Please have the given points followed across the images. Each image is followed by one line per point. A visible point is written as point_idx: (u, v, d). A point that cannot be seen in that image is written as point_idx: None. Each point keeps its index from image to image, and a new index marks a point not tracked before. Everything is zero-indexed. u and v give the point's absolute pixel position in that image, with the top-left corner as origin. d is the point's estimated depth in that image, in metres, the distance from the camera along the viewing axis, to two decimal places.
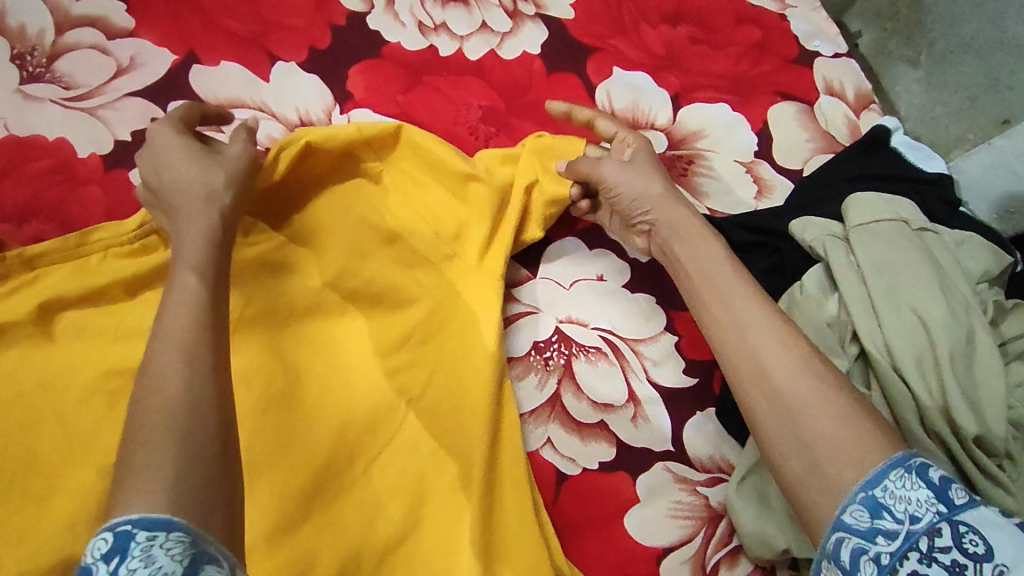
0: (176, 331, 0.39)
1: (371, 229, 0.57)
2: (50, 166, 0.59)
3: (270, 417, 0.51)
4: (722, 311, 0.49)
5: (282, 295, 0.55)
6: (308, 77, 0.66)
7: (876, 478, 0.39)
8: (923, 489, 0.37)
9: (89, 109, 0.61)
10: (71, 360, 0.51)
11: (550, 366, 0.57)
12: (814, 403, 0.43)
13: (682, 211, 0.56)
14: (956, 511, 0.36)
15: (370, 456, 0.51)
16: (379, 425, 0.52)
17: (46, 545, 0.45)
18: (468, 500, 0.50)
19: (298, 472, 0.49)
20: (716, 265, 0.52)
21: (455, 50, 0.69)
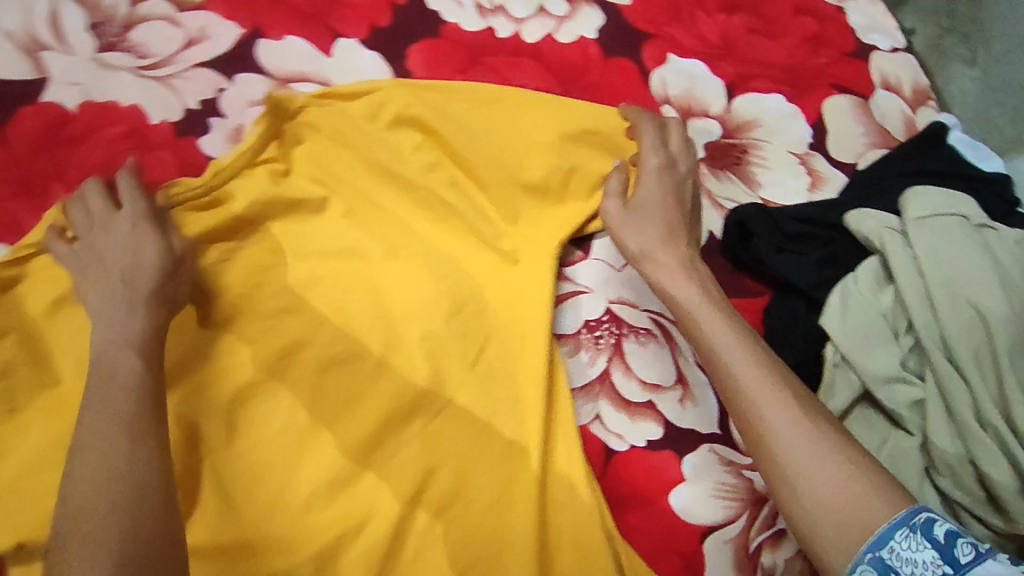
0: (128, 415, 0.42)
1: (431, 205, 0.62)
2: (124, 132, 0.63)
3: (332, 376, 0.56)
4: (714, 367, 0.48)
5: (350, 269, 0.60)
6: (369, 55, 0.67)
7: (882, 537, 0.39)
8: (928, 549, 0.38)
9: (159, 78, 0.64)
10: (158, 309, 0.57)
11: (600, 345, 0.59)
12: (807, 464, 0.42)
13: (659, 247, 0.56)
14: (961, 570, 0.37)
15: (426, 418, 0.55)
16: (438, 389, 0.56)
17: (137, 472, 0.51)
18: (517, 465, 0.53)
19: (359, 426, 0.54)
20: (703, 313, 0.51)
21: (513, 32, 0.69)
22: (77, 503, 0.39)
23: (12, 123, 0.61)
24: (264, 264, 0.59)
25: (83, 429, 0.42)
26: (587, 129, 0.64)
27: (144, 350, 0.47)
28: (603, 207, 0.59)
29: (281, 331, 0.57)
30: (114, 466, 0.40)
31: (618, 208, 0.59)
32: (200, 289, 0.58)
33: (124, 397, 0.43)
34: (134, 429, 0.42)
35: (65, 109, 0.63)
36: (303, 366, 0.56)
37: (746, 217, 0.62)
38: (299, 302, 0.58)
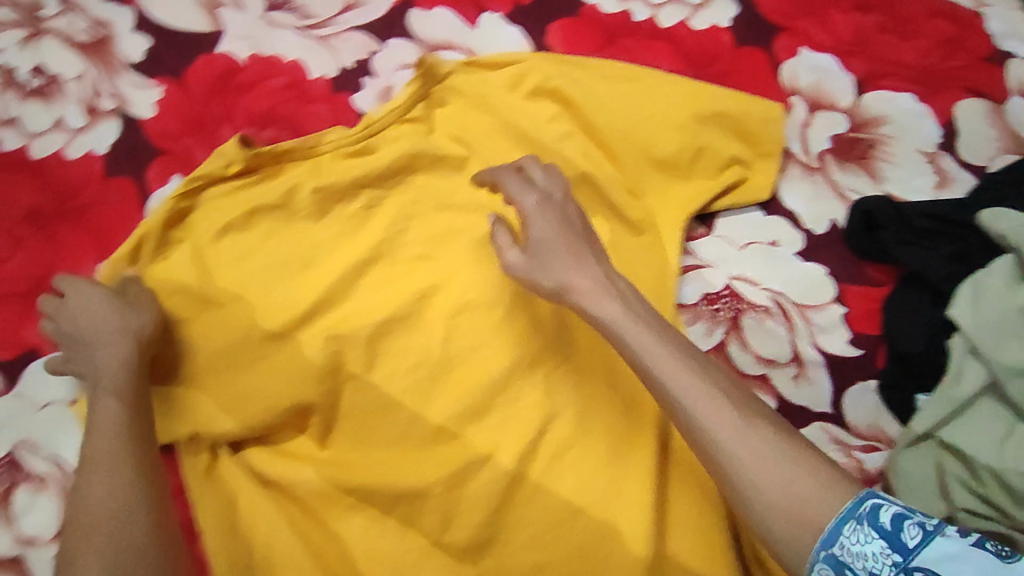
0: (106, 456, 0.52)
1: (562, 175, 0.66)
2: (287, 83, 0.68)
3: (462, 320, 0.62)
4: (658, 386, 0.48)
5: (482, 228, 0.65)
6: (512, 29, 0.71)
7: (832, 535, 0.42)
8: (876, 540, 0.41)
9: (320, 37, 0.70)
10: (314, 245, 0.63)
11: (718, 317, 0.63)
12: (759, 482, 0.44)
13: (573, 274, 0.53)
14: (910, 556, 0.41)
15: (550, 367, 0.61)
16: (563, 341, 0.62)
17: (294, 382, 0.59)
18: (631, 419, 0.60)
19: (488, 366, 0.60)
20: (631, 329, 0.50)
21: (649, 17, 0.71)
22: (78, 527, 0.49)
23: (192, 70, 0.68)
24: (406, 215, 0.65)
25: (81, 473, 0.52)
26: (718, 112, 0.66)
27: (121, 395, 0.55)
28: (504, 253, 0.56)
29: (423, 274, 0.63)
30: (92, 501, 0.50)
31: (507, 240, 0.57)
32: (351, 230, 0.64)
33: (101, 440, 0.53)
34: (115, 468, 0.52)
35: (235, 59, 0.69)
36: (439, 308, 0.62)
37: (872, 208, 0.64)
38: (436, 251, 0.64)
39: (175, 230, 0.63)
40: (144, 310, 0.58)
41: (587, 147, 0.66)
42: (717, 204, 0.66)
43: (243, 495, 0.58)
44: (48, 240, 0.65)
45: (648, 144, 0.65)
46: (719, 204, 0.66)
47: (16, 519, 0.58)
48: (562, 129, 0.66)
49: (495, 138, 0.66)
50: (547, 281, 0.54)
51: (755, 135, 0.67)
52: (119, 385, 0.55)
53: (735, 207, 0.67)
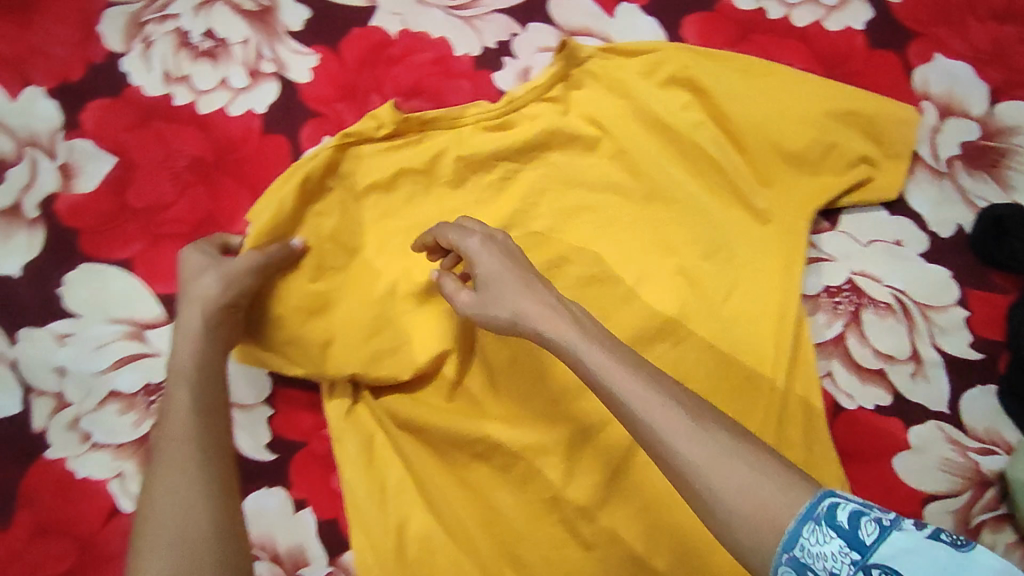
0: (179, 444, 0.50)
1: (691, 162, 0.68)
2: (432, 59, 0.73)
3: (588, 291, 0.66)
4: (612, 401, 0.44)
5: (611, 205, 0.68)
6: (648, 20, 0.74)
7: (793, 535, 0.37)
8: (835, 539, 0.36)
9: (464, 18, 0.74)
10: (454, 210, 0.67)
11: (838, 310, 0.66)
12: (712, 485, 0.39)
13: (511, 297, 0.51)
14: (869, 553, 0.36)
15: (671, 342, 0.64)
16: (686, 318, 0.64)
17: (434, 337, 0.63)
18: (749, 400, 0.62)
19: (612, 337, 0.64)
20: (583, 345, 0.47)
21: (783, 15, 0.73)
22: (152, 516, 0.47)
23: (346, 41, 0.73)
24: (539, 189, 0.68)
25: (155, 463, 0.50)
26: (849, 111, 0.68)
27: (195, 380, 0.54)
28: (457, 299, 0.55)
29: (551, 246, 0.67)
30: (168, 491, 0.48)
31: (456, 286, 0.56)
32: (487, 198, 0.68)
33: (177, 424, 0.51)
34: (192, 455, 0.50)
35: (387, 34, 0.73)
36: (568, 278, 0.66)
37: (1001, 212, 0.66)
38: (566, 225, 0.68)
39: (331, 180, 0.65)
40: (233, 276, 0.58)
41: (715, 137, 0.68)
42: (842, 202, 0.68)
43: (376, 438, 0.62)
44: (209, 189, 0.70)
45: (778, 138, 0.67)
46: (844, 202, 0.68)
47: None
48: (693, 118, 0.69)
49: (627, 122, 0.69)
50: (490, 315, 0.52)
51: (885, 138, 0.68)
52: (195, 374, 0.54)
53: (862, 206, 0.69)
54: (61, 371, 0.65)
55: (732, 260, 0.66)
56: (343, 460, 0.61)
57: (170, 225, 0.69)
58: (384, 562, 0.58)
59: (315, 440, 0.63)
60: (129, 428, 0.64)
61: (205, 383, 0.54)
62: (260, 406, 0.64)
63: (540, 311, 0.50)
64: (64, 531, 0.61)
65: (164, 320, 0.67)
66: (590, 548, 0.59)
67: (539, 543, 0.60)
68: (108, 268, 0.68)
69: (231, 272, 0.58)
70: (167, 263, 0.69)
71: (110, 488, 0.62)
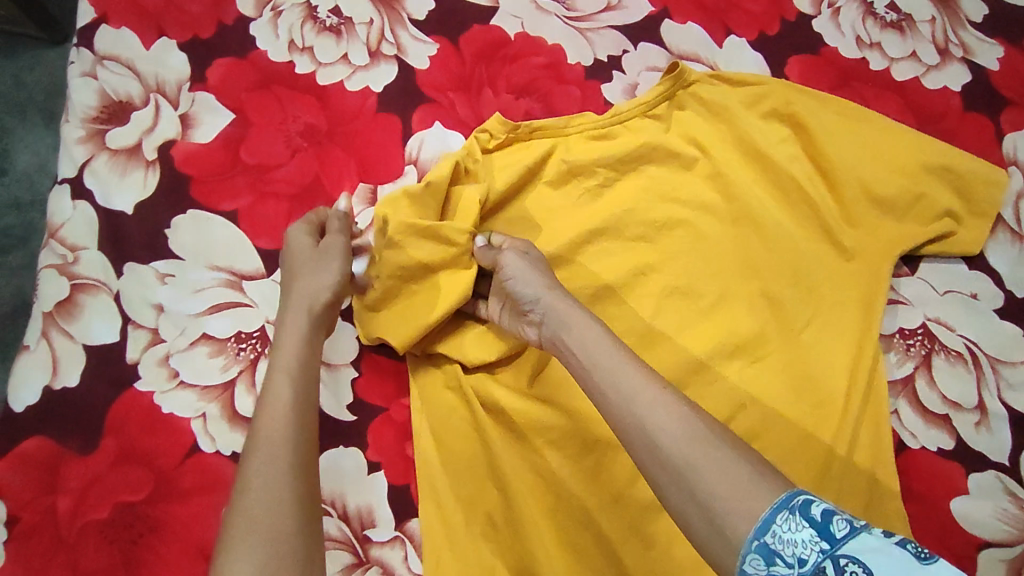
0: (278, 436, 0.51)
1: (782, 192, 0.71)
2: (546, 62, 0.77)
3: (670, 301, 0.68)
4: (613, 382, 0.48)
5: (701, 221, 0.70)
6: (753, 54, 0.77)
7: (766, 522, 0.39)
8: (807, 529, 0.38)
9: (580, 30, 0.78)
10: (553, 206, 0.70)
11: (910, 352, 0.68)
12: (697, 458, 0.42)
13: (545, 287, 0.57)
14: (838, 545, 0.37)
15: (746, 360, 0.66)
16: (763, 338, 0.66)
17: None
18: (818, 425, 0.64)
19: (692, 347, 0.66)
20: (600, 342, 0.51)
21: (884, 67, 0.77)
22: (240, 502, 0.47)
23: (466, 36, 0.78)
24: (634, 197, 0.71)
25: (247, 451, 0.50)
26: (942, 165, 0.70)
27: (295, 378, 0.55)
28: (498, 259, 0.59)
29: (640, 253, 0.69)
30: (262, 478, 0.48)
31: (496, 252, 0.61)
32: (582, 201, 0.71)
33: (277, 418, 0.52)
34: (290, 450, 0.50)
35: (506, 33, 0.78)
36: (653, 286, 0.68)
37: None
38: (657, 235, 0.70)
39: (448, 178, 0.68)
40: (338, 267, 0.62)
41: (808, 171, 0.71)
42: (923, 251, 0.70)
43: (451, 415, 0.63)
44: (319, 155, 0.73)
45: (870, 180, 0.70)
46: (926, 250, 0.70)
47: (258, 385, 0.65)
48: (789, 151, 0.72)
49: (726, 146, 0.72)
50: (522, 285, 0.57)
51: (972, 196, 0.71)
52: (297, 371, 0.55)
53: (940, 258, 0.71)
54: (159, 308, 0.67)
55: (813, 287, 0.68)
56: (421, 430, 0.62)
57: (278, 184, 0.72)
58: (451, 533, 0.59)
59: (395, 407, 0.64)
60: (217, 371, 0.65)
61: (306, 385, 0.55)
62: (345, 367, 0.65)
63: (573, 309, 0.55)
64: (140, 459, 0.62)
65: (263, 274, 0.69)
66: (651, 546, 0.60)
67: (601, 538, 0.60)
68: (215, 217, 0.70)
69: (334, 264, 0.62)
70: (270, 220, 0.71)
71: (192, 426, 0.64)
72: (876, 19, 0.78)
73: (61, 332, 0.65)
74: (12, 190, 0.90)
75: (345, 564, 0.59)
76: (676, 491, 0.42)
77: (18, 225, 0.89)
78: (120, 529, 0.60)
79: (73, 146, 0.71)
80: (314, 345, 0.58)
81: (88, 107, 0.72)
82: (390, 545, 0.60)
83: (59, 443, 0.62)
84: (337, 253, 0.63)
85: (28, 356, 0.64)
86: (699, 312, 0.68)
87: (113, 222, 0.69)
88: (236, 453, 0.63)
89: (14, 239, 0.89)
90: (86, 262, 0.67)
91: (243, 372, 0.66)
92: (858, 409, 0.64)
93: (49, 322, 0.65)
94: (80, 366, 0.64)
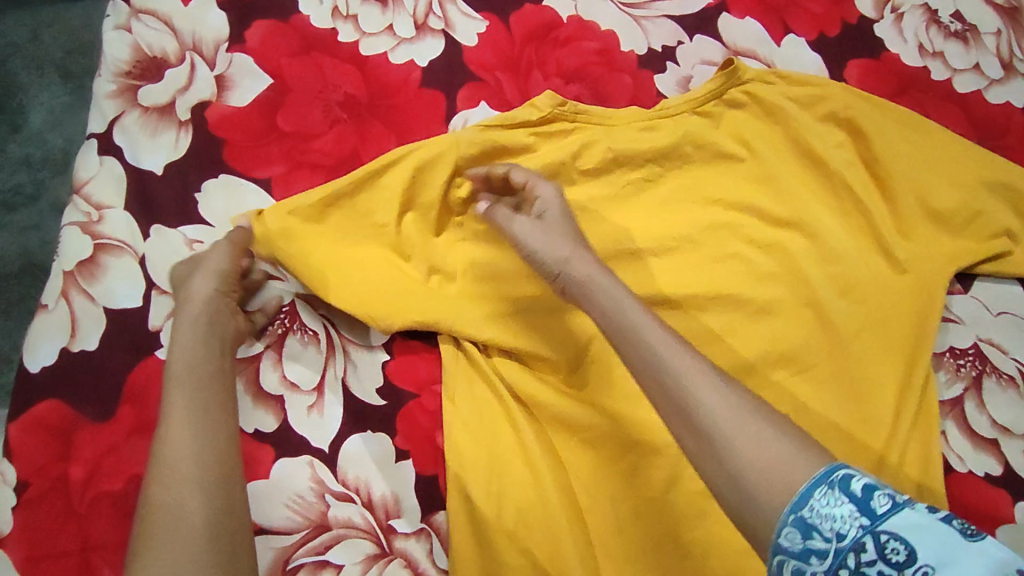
0: (183, 448, 0.47)
1: (835, 198, 0.69)
2: (598, 49, 0.74)
3: (716, 303, 0.65)
4: (636, 350, 0.47)
5: (751, 224, 0.68)
6: (811, 55, 0.75)
7: (802, 497, 0.37)
8: (846, 504, 0.36)
9: (634, 17, 0.76)
10: (603, 196, 0.67)
11: (960, 372, 0.66)
12: (730, 428, 0.41)
13: (563, 252, 0.53)
14: (879, 521, 0.35)
15: (790, 371, 0.64)
16: (808, 348, 0.64)
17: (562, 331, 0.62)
18: (863, 442, 0.61)
19: (736, 352, 0.64)
20: (627, 306, 0.49)
21: (946, 78, 0.74)
22: (151, 517, 0.44)
23: (517, 15, 0.75)
24: (682, 193, 0.68)
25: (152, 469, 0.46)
26: (1003, 182, 0.68)
27: (196, 384, 0.50)
28: (510, 225, 0.56)
29: (690, 253, 0.67)
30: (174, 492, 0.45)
31: (505, 214, 0.57)
32: (631, 195, 0.68)
33: (179, 427, 0.48)
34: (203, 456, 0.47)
35: (558, 16, 0.75)
36: (700, 285, 0.65)
37: None
38: (707, 235, 0.67)
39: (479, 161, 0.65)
40: (222, 266, 0.58)
41: (864, 179, 0.69)
42: (980, 269, 0.68)
43: (483, 408, 0.60)
44: (358, 128, 0.70)
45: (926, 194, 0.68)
46: (983, 268, 0.68)
47: (285, 361, 0.61)
48: (847, 157, 0.70)
49: (781, 148, 0.70)
50: (540, 258, 0.54)
51: None
52: (192, 378, 0.51)
53: (995, 279, 0.69)
54: None
55: (862, 298, 0.66)
56: (452, 420, 0.59)
57: (315, 154, 0.69)
58: (482, 529, 0.57)
59: (427, 395, 0.62)
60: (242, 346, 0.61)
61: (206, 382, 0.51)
62: (377, 350, 0.62)
63: (598, 274, 0.51)
64: None
65: None
66: (687, 555, 0.57)
67: (631, 542, 0.58)
68: (247, 184, 0.67)
69: (216, 265, 0.58)
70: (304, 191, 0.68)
71: None
72: (940, 27, 0.76)
73: (81, 293, 0.62)
74: (24, 147, 0.87)
75: (367, 555, 0.56)
76: (711, 461, 0.41)
77: (28, 183, 0.86)
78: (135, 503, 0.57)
79: (103, 101, 0.68)
80: (212, 347, 0.53)
81: (121, 61, 0.70)
82: (415, 538, 0.58)
83: (73, 409, 0.59)
84: (218, 257, 0.58)
85: (46, 316, 0.62)
86: (744, 316, 0.65)
87: (141, 182, 0.66)
88: (259, 432, 0.59)
89: (23, 198, 0.86)
90: (110, 222, 0.65)
91: (269, 347, 0.61)
92: (908, 429, 0.62)
93: (70, 282, 0.62)
94: (99, 330, 0.62)
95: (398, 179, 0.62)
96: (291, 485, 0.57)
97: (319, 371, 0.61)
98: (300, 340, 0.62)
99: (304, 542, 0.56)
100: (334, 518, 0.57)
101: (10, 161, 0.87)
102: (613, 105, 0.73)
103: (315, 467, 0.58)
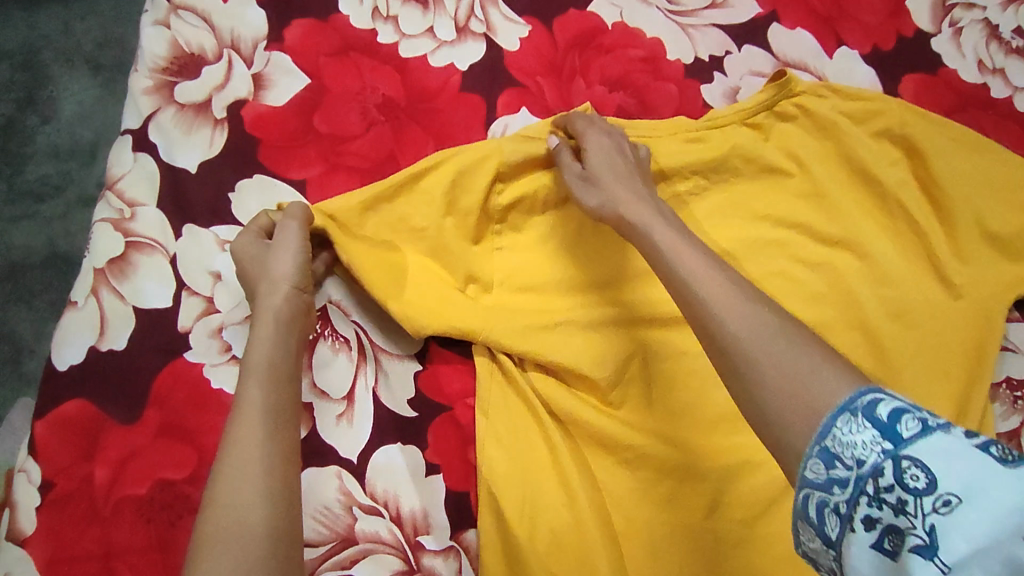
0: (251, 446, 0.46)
1: (888, 217, 0.66)
2: (643, 56, 0.72)
3: None
4: (674, 276, 0.46)
5: (800, 241, 0.65)
6: (865, 68, 0.72)
7: (826, 427, 0.36)
8: (869, 430, 0.35)
9: (681, 25, 0.73)
10: None
11: (1020, 406, 0.63)
12: (764, 348, 0.40)
13: (597, 200, 0.56)
14: (902, 445, 0.33)
15: None
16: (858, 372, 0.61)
17: (603, 346, 0.60)
18: None
19: None
20: (665, 236, 0.49)
21: (1006, 96, 0.72)
22: (215, 513, 0.43)
23: (561, 20, 0.73)
24: (728, 207, 0.66)
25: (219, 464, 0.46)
26: None
27: (268, 383, 0.50)
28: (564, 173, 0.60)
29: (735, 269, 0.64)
30: (239, 493, 0.44)
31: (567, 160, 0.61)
32: (675, 207, 0.66)
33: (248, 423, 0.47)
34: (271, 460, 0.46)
35: (603, 21, 0.73)
36: None
37: None
38: (753, 251, 0.65)
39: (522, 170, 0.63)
40: (300, 262, 0.56)
41: (919, 198, 0.66)
42: None
43: (519, 424, 0.58)
44: (395, 131, 0.69)
45: (985, 216, 0.65)
46: None
47: (315, 368, 0.59)
48: (901, 174, 0.67)
49: (833, 162, 0.67)
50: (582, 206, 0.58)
51: None
52: (267, 373, 0.51)
53: None
54: (217, 276, 0.63)
55: (916, 322, 0.63)
56: (486, 436, 0.57)
57: (351, 157, 0.67)
58: (515, 551, 0.54)
59: (460, 409, 0.59)
60: None
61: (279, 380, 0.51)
62: (409, 360, 0.60)
63: (638, 210, 0.52)
64: (185, 437, 0.58)
65: None
66: None
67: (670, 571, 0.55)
68: (282, 185, 0.66)
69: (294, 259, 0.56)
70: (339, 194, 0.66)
71: None
72: (1000, 43, 0.73)
73: (111, 290, 0.61)
74: (51, 138, 0.87)
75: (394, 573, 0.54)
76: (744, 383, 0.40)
77: (55, 174, 0.86)
78: (158, 508, 0.55)
79: (139, 95, 0.67)
80: (290, 346, 0.53)
81: (159, 56, 0.69)
82: (444, 557, 0.55)
83: (100, 408, 0.58)
84: (293, 249, 0.56)
85: (75, 312, 0.61)
86: None
87: (175, 179, 0.65)
88: None
89: (50, 189, 0.85)
90: (143, 219, 0.64)
91: None
92: None
93: (100, 278, 0.61)
94: (128, 329, 0.60)
95: (439, 181, 0.61)
96: (318, 497, 0.55)
97: (350, 380, 0.59)
98: (331, 347, 0.60)
99: (329, 556, 0.54)
100: (361, 532, 0.55)
101: (39, 151, 0.86)
102: (657, 114, 0.70)
103: (343, 479, 0.56)
